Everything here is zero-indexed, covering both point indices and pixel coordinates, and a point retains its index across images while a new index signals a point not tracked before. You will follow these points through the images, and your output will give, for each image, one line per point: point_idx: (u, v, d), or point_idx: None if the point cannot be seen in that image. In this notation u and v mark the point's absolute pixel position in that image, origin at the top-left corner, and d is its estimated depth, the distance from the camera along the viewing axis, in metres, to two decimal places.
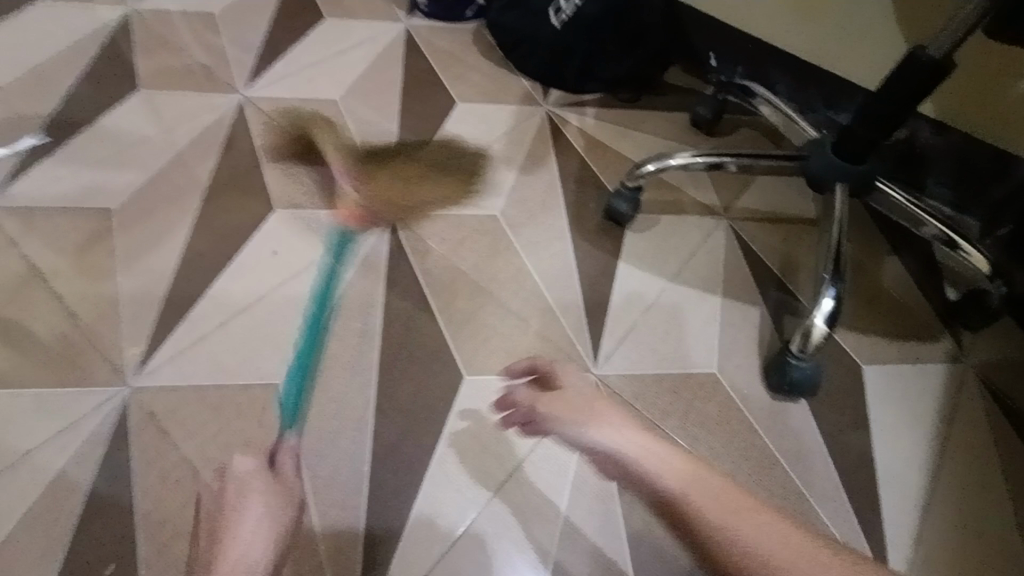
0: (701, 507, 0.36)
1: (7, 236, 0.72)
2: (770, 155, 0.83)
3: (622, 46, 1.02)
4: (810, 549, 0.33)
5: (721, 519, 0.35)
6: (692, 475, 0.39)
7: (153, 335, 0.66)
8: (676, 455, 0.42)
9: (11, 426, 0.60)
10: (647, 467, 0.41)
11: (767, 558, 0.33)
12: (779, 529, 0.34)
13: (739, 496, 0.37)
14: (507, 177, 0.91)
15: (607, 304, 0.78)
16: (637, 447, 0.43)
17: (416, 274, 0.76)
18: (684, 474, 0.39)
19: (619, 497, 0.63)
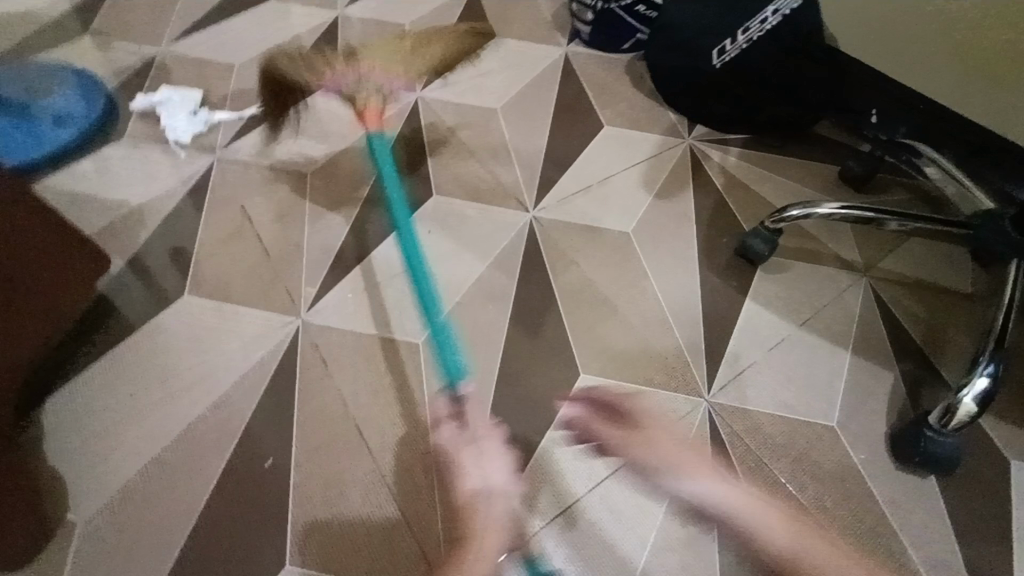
0: (797, 558, 0.51)
1: (230, 181, 0.88)
2: (930, 219, 0.80)
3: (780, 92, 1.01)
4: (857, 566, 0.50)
5: (822, 563, 0.50)
6: (804, 536, 0.52)
7: (324, 280, 0.78)
8: (794, 518, 0.54)
9: (213, 329, 0.73)
10: (740, 514, 0.55)
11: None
12: (835, 554, 0.51)
13: (810, 533, 0.53)
14: (644, 199, 0.95)
15: (728, 337, 0.79)
16: (745, 502, 0.56)
17: (549, 274, 0.83)
18: (791, 534, 0.53)
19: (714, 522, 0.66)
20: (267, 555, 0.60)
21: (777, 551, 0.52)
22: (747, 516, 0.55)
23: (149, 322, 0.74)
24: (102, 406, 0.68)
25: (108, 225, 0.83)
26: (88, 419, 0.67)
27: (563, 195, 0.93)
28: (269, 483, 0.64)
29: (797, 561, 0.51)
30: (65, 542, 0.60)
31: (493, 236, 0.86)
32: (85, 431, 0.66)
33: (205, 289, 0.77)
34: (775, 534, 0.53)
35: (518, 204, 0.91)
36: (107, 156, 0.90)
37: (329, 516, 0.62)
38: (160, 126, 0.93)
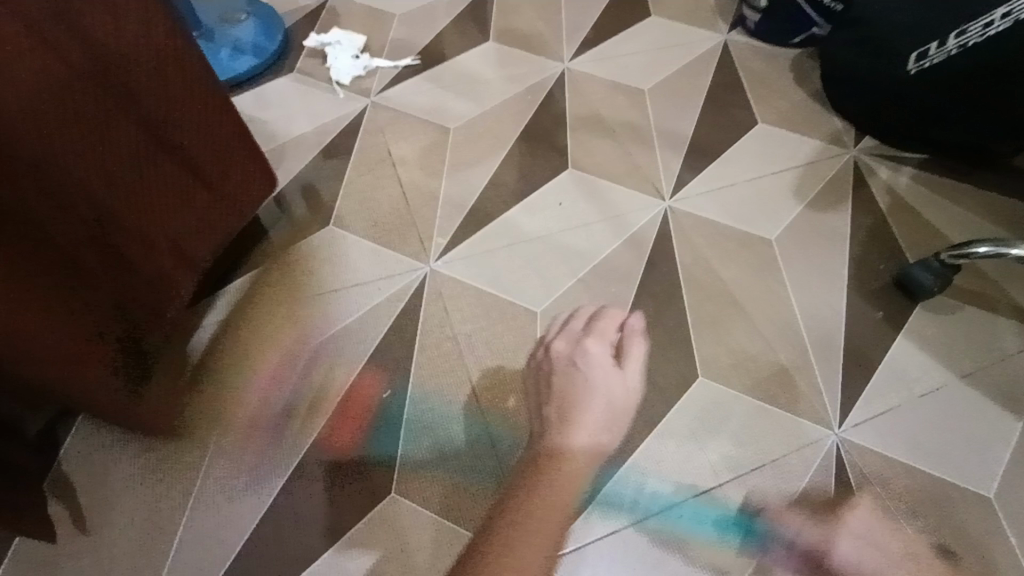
0: None
1: (379, 125, 0.92)
2: None
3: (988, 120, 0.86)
4: None
5: None
6: None
7: (456, 234, 0.79)
8: None
9: (349, 261, 0.77)
10: None
11: None
12: None
13: None
14: (794, 207, 0.87)
15: (872, 370, 0.71)
16: None
17: (679, 267, 0.79)
18: None
19: None
20: (372, 481, 0.64)
21: None
22: None
23: (297, 244, 0.79)
24: (250, 312, 0.74)
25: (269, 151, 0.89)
26: (236, 321, 0.74)
27: (705, 189, 0.88)
28: (381, 414, 0.67)
29: None
30: (206, 424, 0.68)
31: (625, 216, 0.83)
32: (233, 332, 0.73)
33: (346, 222, 0.81)
34: None
35: (655, 190, 0.87)
36: (276, 88, 0.97)
37: (432, 460, 0.64)
38: (325, 65, 0.99)
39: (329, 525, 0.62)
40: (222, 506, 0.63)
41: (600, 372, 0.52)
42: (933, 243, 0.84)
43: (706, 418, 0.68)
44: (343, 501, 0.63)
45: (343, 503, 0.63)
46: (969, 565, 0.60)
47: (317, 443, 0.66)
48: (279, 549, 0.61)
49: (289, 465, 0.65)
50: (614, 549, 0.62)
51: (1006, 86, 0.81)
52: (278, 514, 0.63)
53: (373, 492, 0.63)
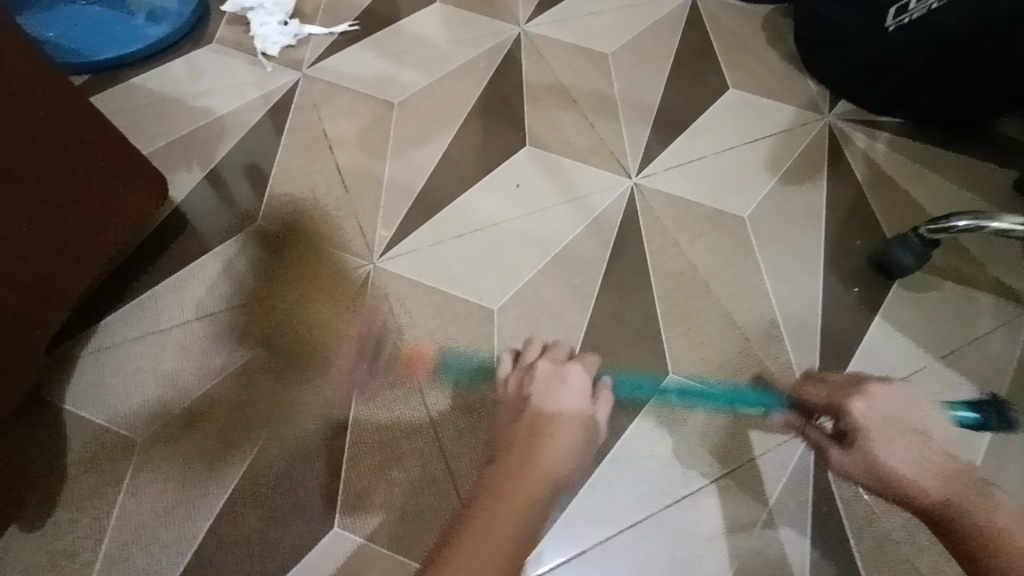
0: (955, 505, 0.42)
1: (313, 100, 0.82)
2: None
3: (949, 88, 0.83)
4: (964, 494, 0.42)
5: (975, 517, 0.40)
6: (962, 487, 0.43)
7: (401, 225, 0.72)
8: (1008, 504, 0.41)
9: (281, 261, 0.69)
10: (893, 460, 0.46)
11: (948, 501, 0.42)
12: (969, 490, 0.42)
13: (959, 481, 0.43)
14: (767, 181, 0.81)
15: (847, 357, 0.67)
16: (925, 475, 0.44)
17: (646, 252, 0.73)
18: (948, 483, 0.43)
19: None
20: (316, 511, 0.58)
21: (932, 508, 0.43)
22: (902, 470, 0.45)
23: (212, 249, 0.70)
24: (150, 335, 0.66)
25: (183, 135, 0.77)
26: (126, 353, 0.65)
27: (673, 164, 0.82)
28: (324, 431, 0.61)
29: (952, 514, 0.41)
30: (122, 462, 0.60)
31: (588, 197, 0.76)
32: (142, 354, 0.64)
33: (278, 216, 0.72)
34: (934, 492, 0.43)
35: (620, 167, 0.80)
36: (191, 60, 0.84)
37: (378, 481, 0.59)
38: (249, 33, 0.88)
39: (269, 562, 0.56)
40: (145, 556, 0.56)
41: (576, 394, 0.52)
42: (910, 216, 0.80)
43: (677, 418, 0.64)
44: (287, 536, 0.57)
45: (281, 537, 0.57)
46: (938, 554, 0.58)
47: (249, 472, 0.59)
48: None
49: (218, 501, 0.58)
50: (581, 568, 0.58)
51: (980, 47, 0.77)
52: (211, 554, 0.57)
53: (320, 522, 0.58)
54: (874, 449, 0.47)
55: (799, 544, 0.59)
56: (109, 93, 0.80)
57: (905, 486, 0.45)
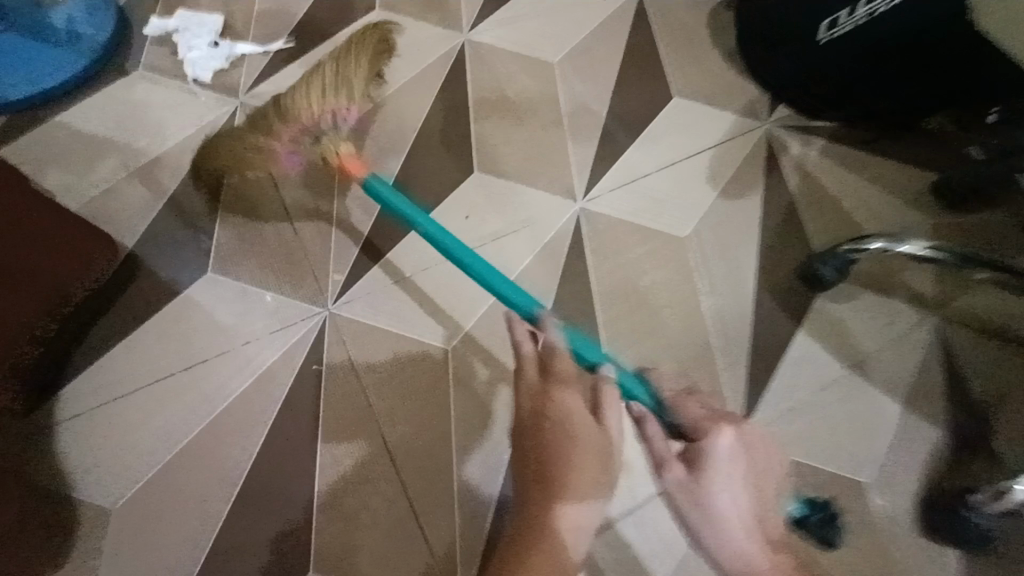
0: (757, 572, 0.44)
1: None
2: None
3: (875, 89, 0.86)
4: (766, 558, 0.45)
5: None
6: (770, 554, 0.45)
7: (354, 267, 0.73)
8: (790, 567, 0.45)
9: (234, 315, 0.70)
10: (719, 503, 0.47)
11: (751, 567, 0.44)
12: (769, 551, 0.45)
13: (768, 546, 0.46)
14: (706, 197, 0.85)
15: (774, 368, 0.74)
16: (745, 526, 0.46)
17: (590, 279, 0.77)
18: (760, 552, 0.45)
19: None
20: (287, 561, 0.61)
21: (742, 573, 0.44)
22: (727, 522, 0.47)
23: (161, 312, 0.70)
24: (103, 405, 0.66)
25: (120, 181, 0.75)
26: (81, 427, 0.66)
27: (617, 183, 0.84)
28: (286, 476, 0.65)
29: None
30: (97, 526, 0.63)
31: (536, 226, 0.79)
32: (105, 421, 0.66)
33: (228, 263, 0.73)
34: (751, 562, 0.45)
35: (566, 190, 0.83)
36: (118, 93, 0.80)
37: (340, 521, 0.64)
38: (177, 58, 0.83)
39: None
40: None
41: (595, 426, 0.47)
42: (837, 226, 0.85)
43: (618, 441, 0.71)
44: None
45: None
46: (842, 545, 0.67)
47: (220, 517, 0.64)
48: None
49: (199, 556, 0.62)
50: None
51: (899, 62, 0.79)
52: None
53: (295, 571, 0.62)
54: (706, 488, 0.48)
55: None
56: (34, 136, 0.77)
57: (726, 537, 0.46)
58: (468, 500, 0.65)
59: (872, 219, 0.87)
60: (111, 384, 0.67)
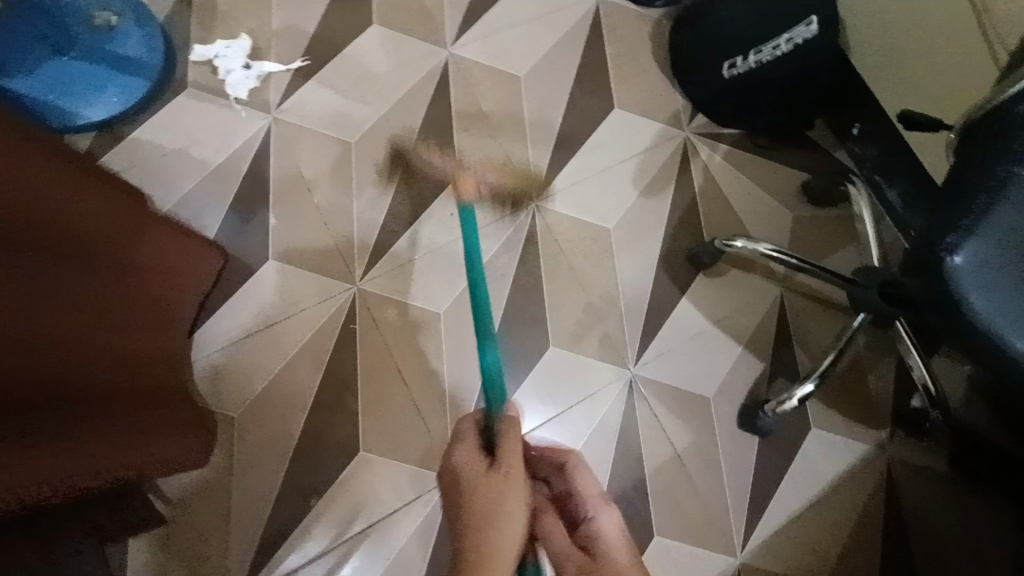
0: None
1: (286, 142, 1.05)
2: (827, 270, 1.04)
3: (780, 111, 1.10)
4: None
5: None
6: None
7: (372, 252, 1.03)
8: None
9: (292, 289, 0.99)
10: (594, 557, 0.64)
11: None
12: None
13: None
14: (630, 196, 1.14)
15: (663, 324, 1.08)
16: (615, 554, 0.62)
17: (541, 260, 1.08)
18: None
19: (619, 459, 1.01)
20: (335, 449, 0.94)
21: None
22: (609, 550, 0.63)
23: (243, 287, 0.98)
24: (209, 350, 0.95)
25: (193, 187, 1.01)
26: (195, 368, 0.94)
27: (566, 184, 1.13)
28: (329, 394, 0.96)
29: None
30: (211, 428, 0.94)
31: (504, 221, 1.09)
32: (214, 366, 0.95)
33: (279, 250, 1.01)
34: None
35: (527, 190, 1.11)
36: (180, 110, 1.03)
37: (364, 425, 0.96)
38: (219, 78, 1.06)
39: (297, 474, 0.93)
40: (238, 490, 0.91)
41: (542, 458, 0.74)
42: (724, 218, 1.16)
43: (553, 374, 1.03)
44: (320, 467, 0.94)
45: (301, 458, 0.94)
46: (691, 436, 1.04)
47: (282, 423, 0.94)
48: (285, 507, 0.91)
49: (272, 447, 0.93)
50: None
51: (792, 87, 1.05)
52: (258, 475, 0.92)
53: (345, 456, 0.94)
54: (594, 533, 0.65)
55: (616, 439, 1.02)
56: (121, 148, 1.00)
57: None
58: (451, 410, 0.99)
59: (753, 212, 1.18)
60: (212, 337, 0.95)
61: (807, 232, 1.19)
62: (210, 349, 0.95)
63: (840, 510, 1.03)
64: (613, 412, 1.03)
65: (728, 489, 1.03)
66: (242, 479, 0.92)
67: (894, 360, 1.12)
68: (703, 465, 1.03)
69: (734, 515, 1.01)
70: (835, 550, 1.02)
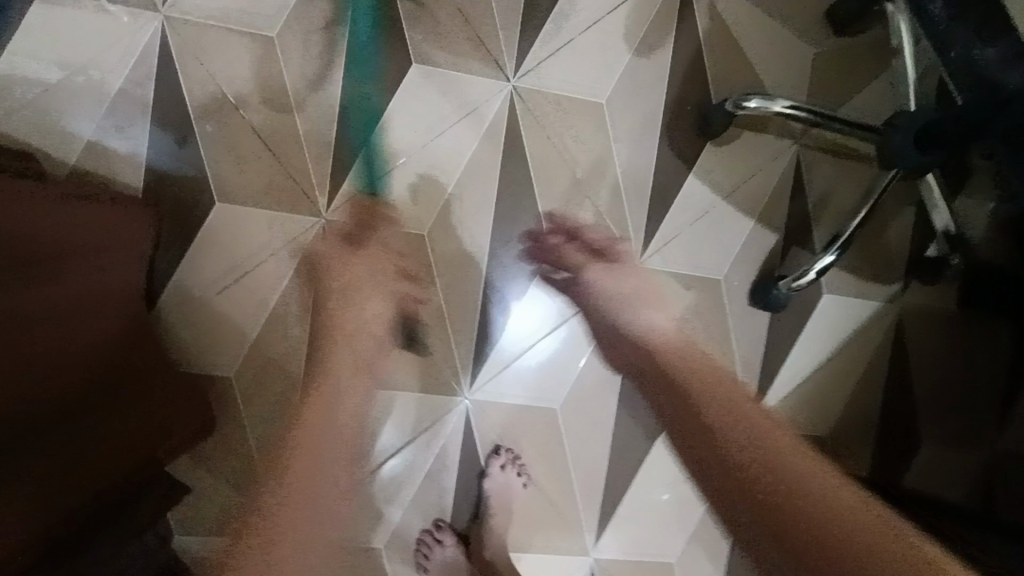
0: (780, 468, 0.55)
1: (195, 49, 0.85)
2: (854, 122, 0.91)
3: None
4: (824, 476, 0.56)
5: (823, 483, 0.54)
6: (813, 470, 0.56)
7: (335, 176, 0.89)
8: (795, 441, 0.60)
9: (252, 231, 0.88)
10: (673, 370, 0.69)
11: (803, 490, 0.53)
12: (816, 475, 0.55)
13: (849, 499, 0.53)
14: (622, 57, 0.96)
15: (670, 206, 0.99)
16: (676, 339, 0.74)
17: (527, 154, 0.94)
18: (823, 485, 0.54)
19: None
20: None
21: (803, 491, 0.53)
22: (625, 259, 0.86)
23: (196, 243, 0.86)
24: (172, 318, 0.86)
25: (97, 126, 0.83)
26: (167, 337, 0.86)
27: (545, 53, 0.94)
28: None
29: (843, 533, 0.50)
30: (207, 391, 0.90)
31: (477, 110, 0.92)
32: (188, 329, 0.87)
33: (226, 189, 0.87)
34: (759, 440, 0.58)
35: (500, 68, 0.93)
36: (44, 24, 0.81)
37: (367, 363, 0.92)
38: None
39: None
40: (254, 444, 0.89)
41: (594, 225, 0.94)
42: (735, 67, 0.99)
43: None
44: None
45: None
46: (703, 320, 1.01)
47: (279, 374, 0.89)
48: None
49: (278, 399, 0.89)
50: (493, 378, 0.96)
51: None
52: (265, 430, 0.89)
53: None
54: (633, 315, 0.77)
55: None
56: None
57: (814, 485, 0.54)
58: (456, 333, 0.94)
59: (767, 55, 1.00)
60: (174, 298, 0.86)
61: (830, 71, 1.02)
62: (173, 315, 0.86)
63: (845, 363, 1.05)
64: None
65: (740, 364, 1.02)
66: (254, 433, 0.89)
67: (913, 207, 1.06)
68: (717, 347, 1.01)
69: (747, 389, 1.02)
70: (842, 401, 1.06)
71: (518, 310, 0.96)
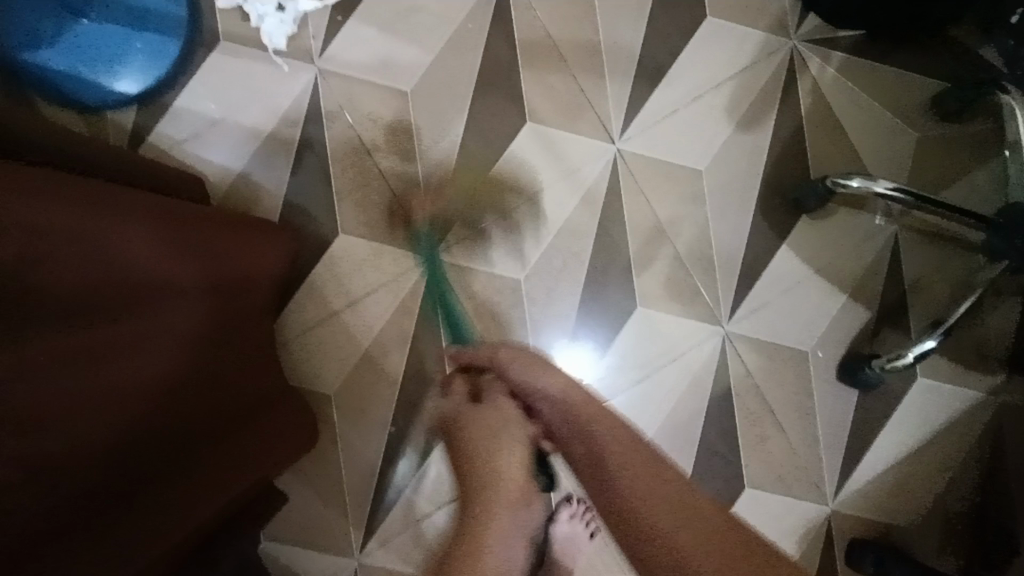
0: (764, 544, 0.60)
1: (338, 99, 0.96)
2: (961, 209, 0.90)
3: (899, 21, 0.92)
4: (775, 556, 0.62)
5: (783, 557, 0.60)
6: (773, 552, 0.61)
7: (444, 219, 0.96)
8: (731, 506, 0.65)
9: (365, 263, 0.95)
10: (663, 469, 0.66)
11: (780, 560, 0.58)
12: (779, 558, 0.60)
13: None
14: (723, 130, 1.00)
15: (760, 275, 1.00)
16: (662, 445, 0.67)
17: (624, 213, 0.99)
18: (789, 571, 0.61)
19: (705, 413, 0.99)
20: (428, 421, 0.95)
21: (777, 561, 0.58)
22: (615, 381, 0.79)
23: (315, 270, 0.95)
24: (289, 336, 0.94)
25: (247, 159, 0.94)
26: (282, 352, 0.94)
27: (649, 121, 1.00)
28: (417, 369, 0.95)
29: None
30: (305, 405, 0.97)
31: (579, 169, 0.98)
32: (299, 348, 0.94)
33: (346, 223, 0.95)
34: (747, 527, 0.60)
35: (605, 132, 0.99)
36: (217, 70, 0.94)
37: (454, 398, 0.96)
38: (253, 28, 0.95)
39: (393, 447, 0.95)
40: (341, 461, 0.94)
41: None
42: (834, 146, 1.01)
43: (641, 334, 0.99)
44: (412, 438, 0.95)
45: (391, 430, 0.95)
46: (784, 392, 1.00)
47: (373, 397, 0.95)
48: (384, 476, 0.94)
49: (370, 421, 0.95)
50: None
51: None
52: (354, 449, 0.94)
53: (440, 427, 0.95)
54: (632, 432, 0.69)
55: (706, 399, 0.98)
56: (168, 123, 0.93)
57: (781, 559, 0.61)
58: None
59: (868, 136, 1.02)
60: (292, 318, 0.94)
61: (932, 156, 1.02)
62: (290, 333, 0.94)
63: (936, 455, 1.00)
64: (702, 370, 0.99)
65: (822, 442, 1.00)
66: (343, 451, 0.94)
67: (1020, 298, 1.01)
68: (798, 420, 1.00)
69: (828, 469, 0.99)
70: (932, 494, 1.00)
71: (599, 362, 0.98)
